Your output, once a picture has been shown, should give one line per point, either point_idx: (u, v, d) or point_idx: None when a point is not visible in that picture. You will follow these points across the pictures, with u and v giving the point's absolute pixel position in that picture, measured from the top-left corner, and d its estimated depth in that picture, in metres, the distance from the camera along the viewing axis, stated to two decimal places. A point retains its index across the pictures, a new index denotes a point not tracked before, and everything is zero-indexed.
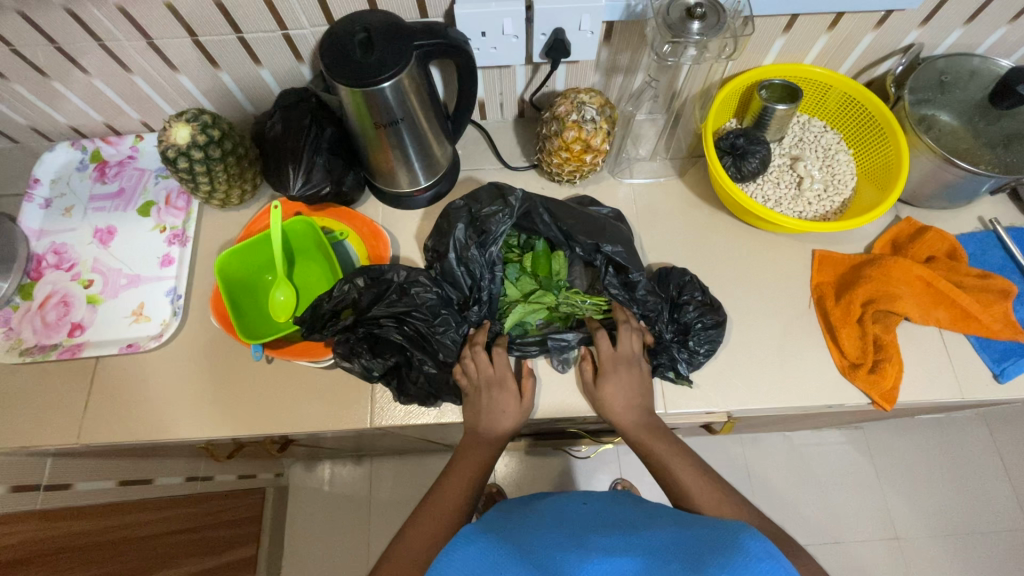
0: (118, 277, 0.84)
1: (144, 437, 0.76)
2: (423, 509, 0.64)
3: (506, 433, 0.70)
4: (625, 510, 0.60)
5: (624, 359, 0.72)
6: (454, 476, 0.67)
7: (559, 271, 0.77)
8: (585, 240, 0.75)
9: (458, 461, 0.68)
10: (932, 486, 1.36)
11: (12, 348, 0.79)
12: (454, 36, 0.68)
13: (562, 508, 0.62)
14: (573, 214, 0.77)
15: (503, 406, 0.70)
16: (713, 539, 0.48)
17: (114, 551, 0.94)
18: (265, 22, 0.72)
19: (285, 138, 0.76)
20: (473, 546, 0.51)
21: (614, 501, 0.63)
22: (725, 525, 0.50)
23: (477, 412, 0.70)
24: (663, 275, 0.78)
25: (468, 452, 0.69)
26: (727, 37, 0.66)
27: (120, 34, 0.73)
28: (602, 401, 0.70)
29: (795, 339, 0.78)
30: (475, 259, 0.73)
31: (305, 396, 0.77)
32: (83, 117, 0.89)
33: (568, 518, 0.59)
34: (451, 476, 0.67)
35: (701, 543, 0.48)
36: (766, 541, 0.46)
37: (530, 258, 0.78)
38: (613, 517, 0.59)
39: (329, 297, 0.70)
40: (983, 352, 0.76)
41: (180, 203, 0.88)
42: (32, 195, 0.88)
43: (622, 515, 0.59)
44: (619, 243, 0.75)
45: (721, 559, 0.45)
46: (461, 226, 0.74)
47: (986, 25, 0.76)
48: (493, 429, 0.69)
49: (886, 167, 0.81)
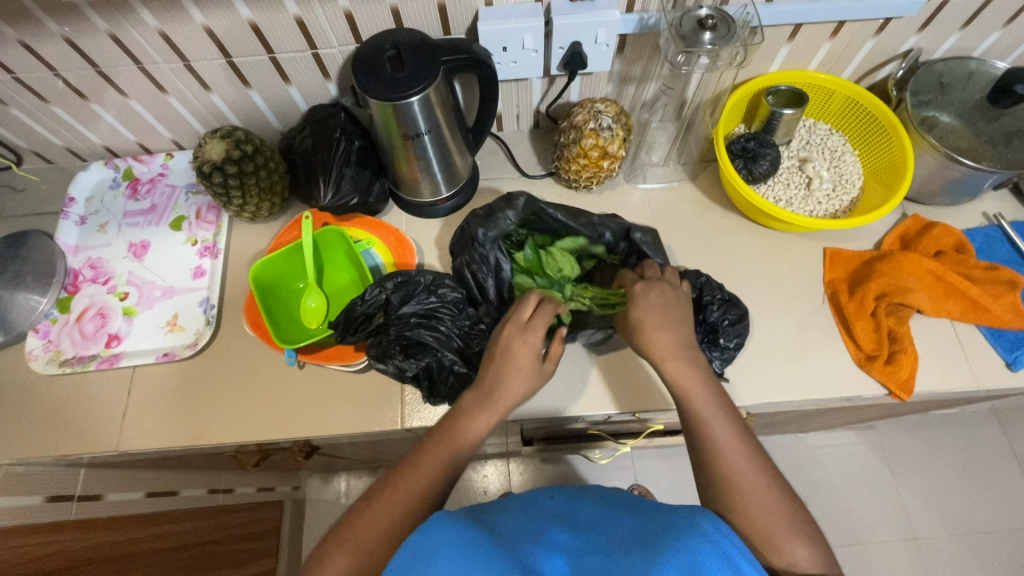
0: (152, 289, 0.87)
1: (179, 443, 0.78)
2: (407, 464, 0.60)
3: (517, 393, 0.64)
4: (577, 499, 0.60)
5: (652, 283, 0.71)
6: (443, 435, 0.62)
7: (561, 266, 0.77)
8: (616, 227, 0.78)
9: (457, 417, 0.63)
10: (947, 485, 1.36)
11: (52, 360, 0.82)
12: (478, 51, 0.71)
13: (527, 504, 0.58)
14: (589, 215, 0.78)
15: (519, 361, 0.65)
16: (672, 524, 0.50)
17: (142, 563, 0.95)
18: (296, 42, 0.76)
19: (316, 152, 0.80)
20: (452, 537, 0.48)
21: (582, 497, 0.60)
22: (677, 509, 0.53)
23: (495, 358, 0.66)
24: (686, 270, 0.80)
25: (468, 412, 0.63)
26: (738, 46, 0.70)
27: (159, 57, 0.77)
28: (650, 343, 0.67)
29: (810, 335, 0.80)
30: (476, 258, 0.75)
31: (337, 400, 0.79)
32: (117, 137, 0.92)
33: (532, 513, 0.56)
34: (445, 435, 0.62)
35: (660, 529, 0.50)
36: (719, 521, 0.49)
37: (532, 257, 0.78)
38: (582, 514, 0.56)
39: (363, 300, 0.74)
40: (995, 342, 0.78)
41: (211, 217, 0.91)
42: (68, 213, 0.91)
43: (576, 505, 0.58)
44: (648, 232, 0.78)
45: (684, 546, 0.47)
46: (478, 229, 0.74)
47: (981, 29, 0.80)
48: (498, 389, 0.64)
49: (892, 166, 0.84)
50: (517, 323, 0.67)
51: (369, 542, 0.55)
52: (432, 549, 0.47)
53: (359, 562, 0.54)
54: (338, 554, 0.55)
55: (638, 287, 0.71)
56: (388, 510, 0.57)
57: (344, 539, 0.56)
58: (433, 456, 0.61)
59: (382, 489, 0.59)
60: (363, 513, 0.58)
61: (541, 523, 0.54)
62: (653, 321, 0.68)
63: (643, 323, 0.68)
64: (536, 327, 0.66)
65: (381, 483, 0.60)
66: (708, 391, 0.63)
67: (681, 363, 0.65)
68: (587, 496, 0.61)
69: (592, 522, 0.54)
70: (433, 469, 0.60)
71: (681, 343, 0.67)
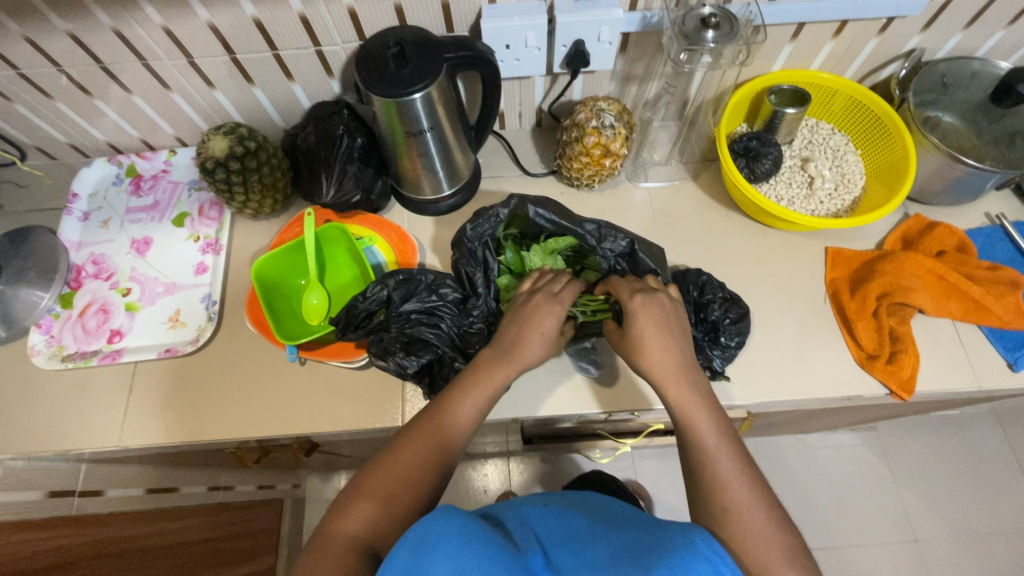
0: (154, 285, 0.87)
1: (180, 439, 0.78)
2: (425, 420, 0.61)
3: (536, 357, 0.66)
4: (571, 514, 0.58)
5: (646, 300, 0.68)
6: (461, 391, 0.63)
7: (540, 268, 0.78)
8: (619, 240, 0.76)
9: (475, 374, 0.64)
10: (947, 486, 1.36)
11: (54, 355, 0.82)
12: (480, 48, 0.71)
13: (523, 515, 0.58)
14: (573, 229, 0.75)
15: (544, 317, 0.67)
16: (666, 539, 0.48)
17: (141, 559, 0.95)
18: (300, 39, 0.76)
19: (318, 149, 0.80)
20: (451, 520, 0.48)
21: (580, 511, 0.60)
22: (674, 524, 0.50)
23: (521, 321, 0.67)
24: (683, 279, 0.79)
25: (483, 368, 0.65)
26: (741, 44, 0.70)
27: (163, 53, 0.77)
28: (646, 348, 0.65)
29: (812, 334, 0.80)
30: (462, 253, 0.75)
31: (338, 397, 0.79)
32: (121, 133, 0.93)
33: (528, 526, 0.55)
34: (461, 392, 0.63)
35: (656, 542, 0.48)
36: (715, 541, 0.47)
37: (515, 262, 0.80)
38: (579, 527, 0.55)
39: (364, 297, 0.73)
40: (998, 343, 0.78)
41: (213, 213, 0.91)
42: (71, 209, 0.92)
43: (567, 520, 0.57)
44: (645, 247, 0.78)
45: (677, 557, 0.44)
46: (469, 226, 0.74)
47: (984, 29, 0.80)
48: (512, 347, 0.66)
49: (894, 166, 0.84)
50: (550, 296, 0.69)
51: (393, 492, 0.57)
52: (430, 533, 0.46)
53: (384, 512, 0.55)
54: (362, 504, 0.56)
55: (636, 300, 0.68)
56: (410, 463, 0.58)
57: (367, 491, 0.57)
58: (451, 411, 0.62)
59: (401, 444, 0.60)
60: (384, 466, 0.58)
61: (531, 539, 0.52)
62: (653, 333, 0.66)
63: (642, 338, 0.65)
64: (565, 299, 0.69)
65: (399, 439, 0.61)
66: (708, 417, 0.62)
67: (680, 385, 0.64)
68: (583, 512, 0.60)
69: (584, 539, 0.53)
70: (450, 425, 0.61)
71: (685, 367, 0.65)
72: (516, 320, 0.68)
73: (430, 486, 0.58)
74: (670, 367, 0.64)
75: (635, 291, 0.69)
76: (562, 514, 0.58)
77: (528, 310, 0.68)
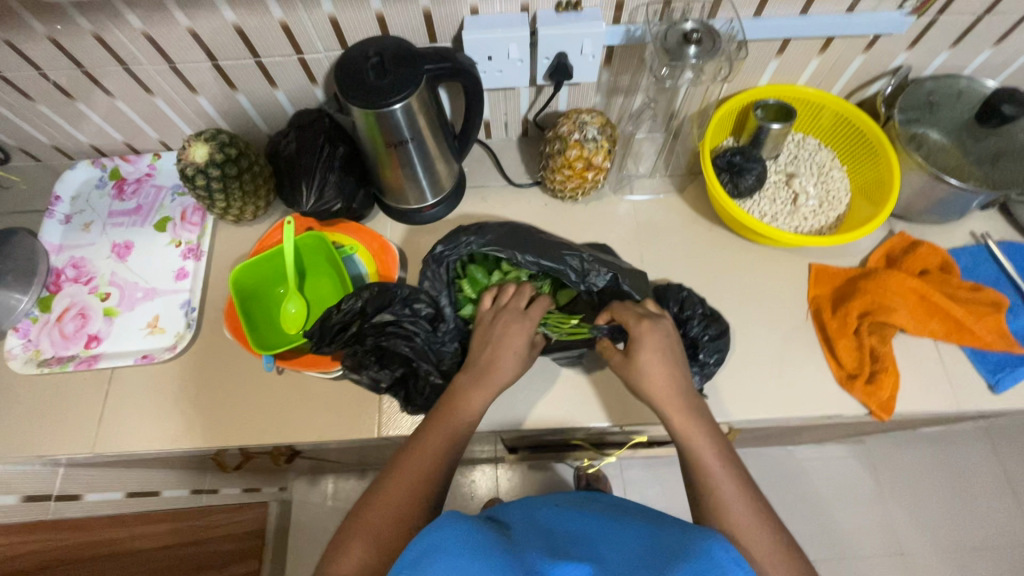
0: (134, 290, 0.87)
1: (155, 447, 0.77)
2: (412, 448, 0.60)
3: (507, 375, 0.67)
4: (586, 513, 0.58)
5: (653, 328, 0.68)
6: (445, 413, 0.63)
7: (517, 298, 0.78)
8: (601, 274, 0.74)
9: (451, 398, 0.64)
10: (936, 501, 1.35)
11: (31, 359, 0.81)
12: (462, 60, 0.71)
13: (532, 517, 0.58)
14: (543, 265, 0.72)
15: (512, 340, 0.68)
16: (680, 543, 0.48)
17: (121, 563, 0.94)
18: (282, 47, 0.75)
19: (299, 157, 0.80)
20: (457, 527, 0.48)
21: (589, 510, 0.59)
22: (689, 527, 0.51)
23: (490, 341, 0.69)
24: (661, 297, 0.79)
25: (462, 389, 0.65)
26: (722, 60, 0.70)
27: (144, 58, 0.77)
28: (643, 371, 0.66)
29: (793, 352, 0.80)
30: (430, 275, 0.73)
31: (316, 406, 0.79)
32: (104, 136, 0.92)
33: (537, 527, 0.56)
34: (446, 412, 0.63)
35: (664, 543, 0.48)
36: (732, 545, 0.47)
37: (482, 290, 0.77)
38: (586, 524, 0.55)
39: (338, 310, 0.71)
40: (979, 364, 0.77)
41: (195, 218, 0.91)
42: (53, 211, 0.91)
43: (582, 519, 0.57)
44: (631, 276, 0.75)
45: (696, 561, 0.44)
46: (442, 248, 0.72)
47: (971, 47, 0.80)
48: (486, 364, 0.67)
49: (880, 183, 0.84)
50: (517, 315, 0.70)
51: (386, 529, 0.55)
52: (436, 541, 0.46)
53: (377, 549, 0.53)
54: (353, 544, 0.53)
55: (643, 324, 0.68)
56: (400, 494, 0.57)
57: (360, 530, 0.55)
58: (437, 434, 0.61)
59: (390, 475, 0.59)
60: (375, 502, 0.57)
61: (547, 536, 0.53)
62: (652, 360, 0.66)
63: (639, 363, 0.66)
64: (533, 317, 0.70)
65: (388, 472, 0.59)
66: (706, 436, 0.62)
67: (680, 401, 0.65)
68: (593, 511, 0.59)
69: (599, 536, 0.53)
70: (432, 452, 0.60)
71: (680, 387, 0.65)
72: (490, 342, 0.68)
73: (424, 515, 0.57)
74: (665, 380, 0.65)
75: (642, 317, 0.68)
76: (576, 515, 0.58)
77: (503, 332, 0.69)
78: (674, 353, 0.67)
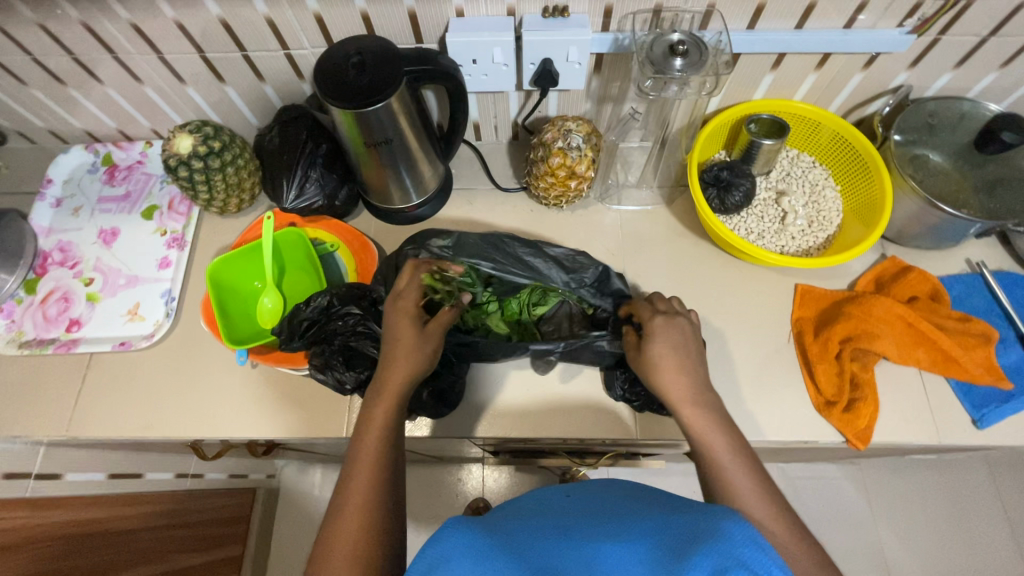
0: (117, 277, 0.88)
1: (127, 433, 0.78)
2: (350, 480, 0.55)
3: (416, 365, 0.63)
4: (600, 491, 0.56)
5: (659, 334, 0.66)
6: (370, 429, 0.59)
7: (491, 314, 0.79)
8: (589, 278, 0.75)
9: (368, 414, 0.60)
10: (930, 527, 1.31)
11: (13, 340, 0.83)
12: (445, 63, 0.70)
13: (541, 505, 0.54)
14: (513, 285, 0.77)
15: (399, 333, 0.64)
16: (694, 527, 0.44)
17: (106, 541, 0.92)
18: (268, 42, 0.75)
19: (282, 152, 0.80)
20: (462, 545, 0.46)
21: (605, 494, 0.55)
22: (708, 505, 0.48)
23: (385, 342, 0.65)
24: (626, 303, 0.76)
25: (371, 413, 0.60)
26: (708, 74, 0.68)
27: (132, 48, 0.77)
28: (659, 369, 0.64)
29: (772, 373, 0.78)
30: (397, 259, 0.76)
31: (285, 403, 0.79)
32: (98, 123, 0.93)
33: (545, 516, 0.52)
34: (368, 439, 0.58)
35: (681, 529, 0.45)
36: (749, 526, 0.43)
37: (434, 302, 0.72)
38: (599, 509, 0.52)
39: (308, 304, 0.74)
40: (963, 397, 0.75)
41: (182, 208, 0.91)
42: (44, 194, 0.92)
43: (597, 500, 0.54)
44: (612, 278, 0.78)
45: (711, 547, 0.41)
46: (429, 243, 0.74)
47: (975, 69, 0.77)
48: (388, 381, 0.62)
49: (871, 206, 0.82)
50: (399, 310, 0.66)
51: None
52: (445, 557, 0.45)
53: None
54: None
55: (657, 321, 0.67)
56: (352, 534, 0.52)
57: None
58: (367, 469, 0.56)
59: (333, 525, 0.53)
60: (329, 549, 0.51)
61: (560, 518, 0.51)
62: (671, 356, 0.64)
63: (659, 359, 0.64)
64: (408, 296, 0.67)
65: (331, 517, 0.54)
66: (722, 429, 0.60)
67: (691, 391, 0.62)
68: (609, 492, 0.55)
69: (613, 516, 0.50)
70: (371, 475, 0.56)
71: (697, 388, 0.63)
72: (392, 355, 0.63)
73: (386, 550, 0.52)
74: (676, 372, 0.63)
75: (659, 317, 0.67)
76: (593, 493, 0.55)
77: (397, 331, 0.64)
78: (685, 348, 0.65)
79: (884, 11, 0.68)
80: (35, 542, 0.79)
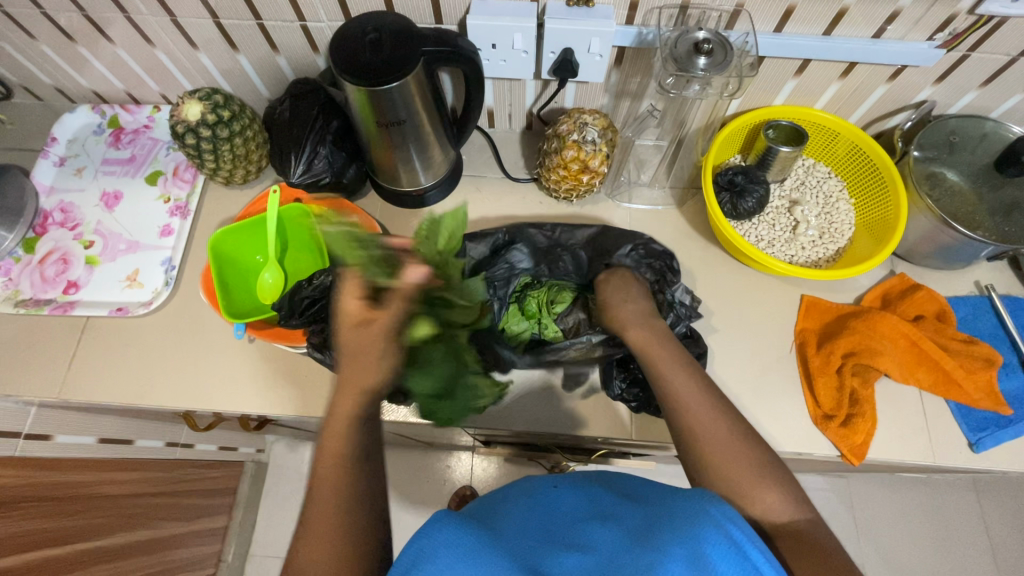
0: (117, 241, 0.87)
1: (120, 399, 0.78)
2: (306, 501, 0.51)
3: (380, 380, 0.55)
4: (584, 479, 0.55)
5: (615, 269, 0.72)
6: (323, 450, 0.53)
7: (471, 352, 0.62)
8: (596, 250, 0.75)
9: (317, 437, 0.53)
10: (913, 546, 1.30)
11: (10, 298, 0.82)
12: (464, 46, 0.68)
13: (524, 495, 0.53)
14: (581, 261, 0.76)
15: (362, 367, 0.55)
16: (681, 510, 0.46)
17: (96, 505, 0.91)
18: (284, 12, 0.73)
19: (292, 126, 0.79)
20: (454, 540, 0.45)
21: (591, 480, 0.54)
22: (683, 495, 0.48)
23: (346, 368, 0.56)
24: (660, 277, 0.74)
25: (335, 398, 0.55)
26: (732, 75, 0.67)
27: (145, 8, 0.75)
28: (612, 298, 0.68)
29: (772, 383, 0.77)
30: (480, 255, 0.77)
31: (278, 380, 0.78)
32: (106, 83, 0.92)
33: (528, 508, 0.51)
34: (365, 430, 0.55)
35: (661, 524, 0.45)
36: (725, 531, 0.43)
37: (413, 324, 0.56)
38: (580, 503, 0.50)
39: (309, 283, 0.72)
40: (962, 420, 0.75)
41: (187, 176, 0.90)
42: (48, 152, 0.91)
43: (580, 492, 0.52)
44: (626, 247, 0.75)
45: (686, 547, 0.42)
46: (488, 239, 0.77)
47: (1001, 90, 0.75)
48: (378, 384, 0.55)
49: (884, 222, 0.81)
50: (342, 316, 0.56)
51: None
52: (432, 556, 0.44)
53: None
54: None
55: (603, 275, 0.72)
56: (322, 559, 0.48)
57: None
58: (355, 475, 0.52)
59: (312, 540, 0.48)
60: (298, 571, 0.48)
61: (546, 513, 0.50)
62: (670, 358, 0.62)
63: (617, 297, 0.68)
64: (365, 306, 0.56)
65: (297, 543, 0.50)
66: None
67: None
68: (592, 481, 0.54)
69: (599, 508, 0.49)
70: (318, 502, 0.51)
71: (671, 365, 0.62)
72: (346, 355, 0.56)
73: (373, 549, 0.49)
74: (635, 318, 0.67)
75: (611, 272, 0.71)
76: (578, 479, 0.54)
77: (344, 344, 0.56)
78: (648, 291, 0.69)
79: (915, 23, 0.67)
80: (23, 502, 0.78)
